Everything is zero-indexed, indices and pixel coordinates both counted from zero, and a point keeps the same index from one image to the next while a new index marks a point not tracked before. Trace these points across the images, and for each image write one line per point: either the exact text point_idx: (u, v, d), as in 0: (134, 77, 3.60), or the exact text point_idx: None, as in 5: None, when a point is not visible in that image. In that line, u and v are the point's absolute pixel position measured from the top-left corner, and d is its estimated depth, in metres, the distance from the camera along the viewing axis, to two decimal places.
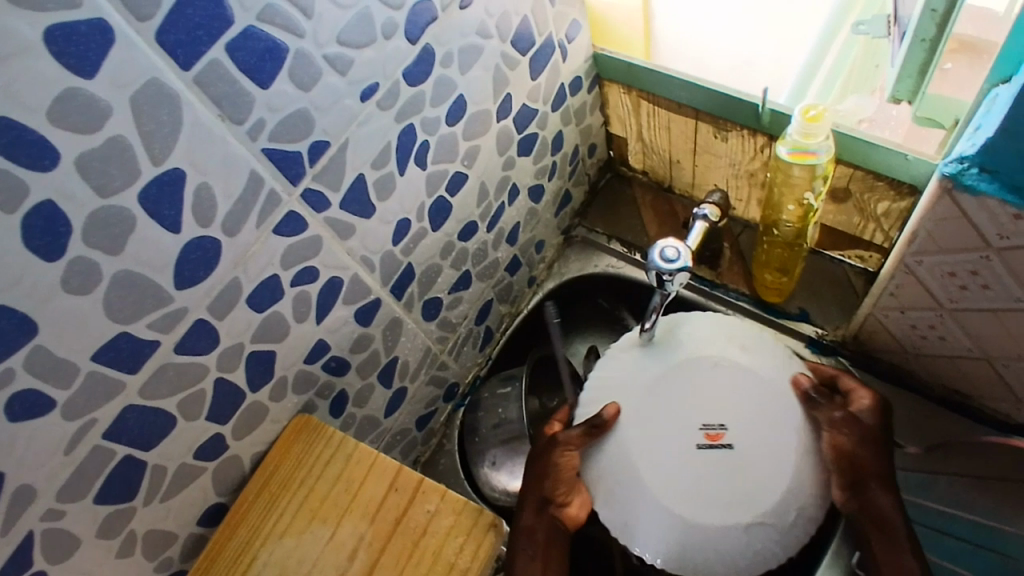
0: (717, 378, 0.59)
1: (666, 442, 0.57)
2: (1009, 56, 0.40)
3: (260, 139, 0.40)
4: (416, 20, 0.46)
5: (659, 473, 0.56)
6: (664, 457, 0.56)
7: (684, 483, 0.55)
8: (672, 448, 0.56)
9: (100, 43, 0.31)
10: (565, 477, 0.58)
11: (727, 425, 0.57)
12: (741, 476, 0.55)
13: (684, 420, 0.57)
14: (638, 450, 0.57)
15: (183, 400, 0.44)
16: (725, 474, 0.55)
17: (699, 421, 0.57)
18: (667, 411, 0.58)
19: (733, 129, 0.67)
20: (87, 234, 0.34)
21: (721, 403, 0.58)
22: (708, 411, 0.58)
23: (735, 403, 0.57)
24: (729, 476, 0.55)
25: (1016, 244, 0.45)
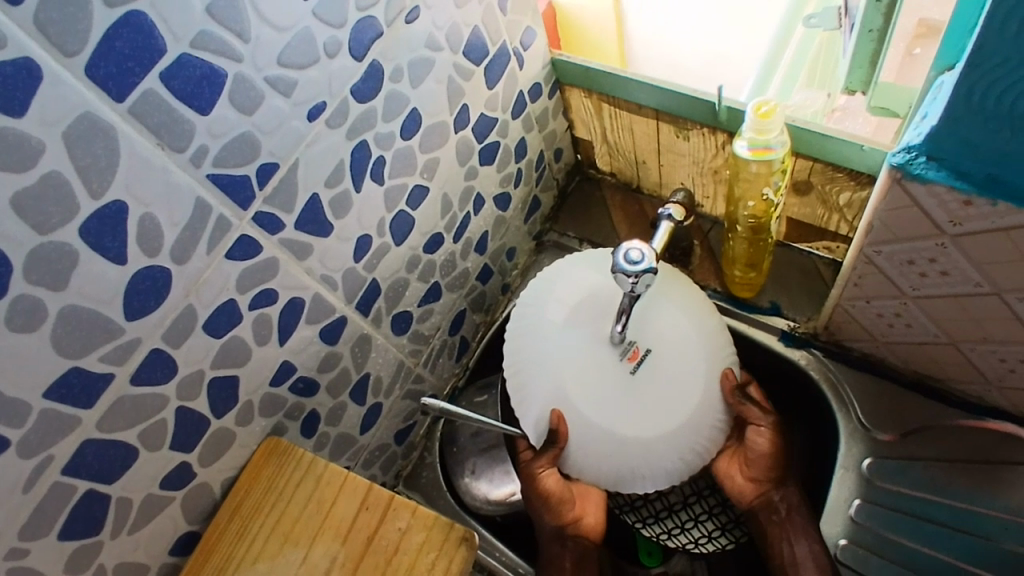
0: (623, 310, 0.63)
1: (602, 384, 0.60)
2: (948, 44, 0.40)
3: (204, 165, 0.40)
4: (360, 37, 0.46)
5: (600, 405, 0.60)
6: (605, 395, 0.60)
7: (633, 410, 0.59)
8: (606, 382, 0.60)
9: (26, 81, 0.31)
10: (561, 495, 0.64)
11: (637, 341, 0.61)
12: (676, 388, 0.60)
13: (604, 354, 0.61)
14: (576, 397, 0.60)
15: (143, 431, 0.44)
16: (658, 383, 0.60)
17: (617, 350, 0.61)
18: (587, 355, 0.61)
19: (694, 128, 0.67)
20: (28, 272, 0.34)
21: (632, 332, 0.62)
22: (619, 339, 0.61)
23: (647, 330, 0.62)
24: (670, 392, 0.60)
25: (970, 231, 0.45)
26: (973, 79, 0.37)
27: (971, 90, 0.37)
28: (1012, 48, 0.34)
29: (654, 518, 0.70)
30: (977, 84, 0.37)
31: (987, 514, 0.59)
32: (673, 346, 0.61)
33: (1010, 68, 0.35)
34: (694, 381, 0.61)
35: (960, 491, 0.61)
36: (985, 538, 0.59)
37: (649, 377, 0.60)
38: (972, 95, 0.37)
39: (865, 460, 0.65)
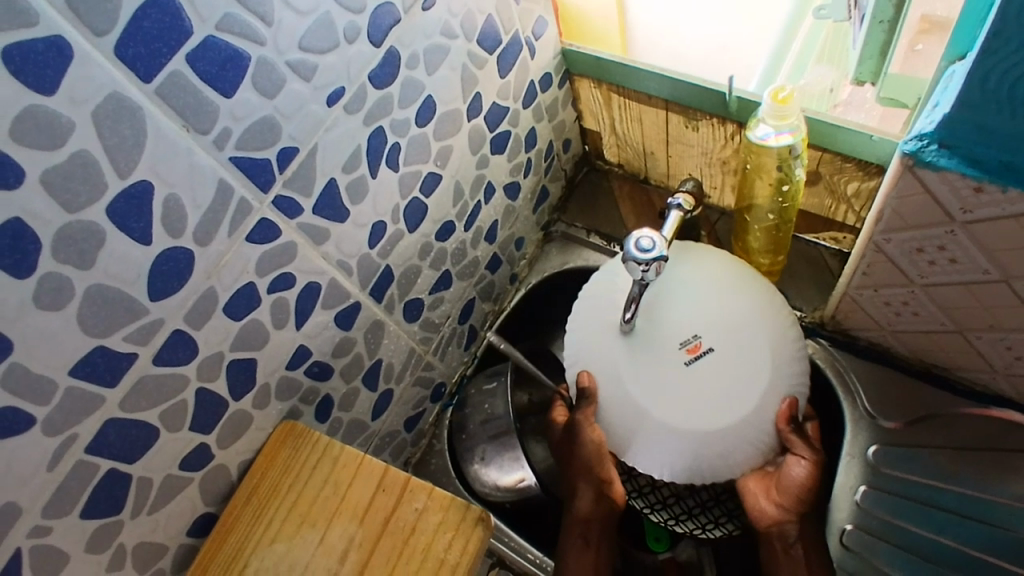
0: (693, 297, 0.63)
1: (658, 369, 0.61)
2: (961, 32, 0.41)
3: (227, 148, 0.40)
4: (378, 23, 0.47)
5: (657, 399, 0.60)
6: (657, 382, 0.60)
7: (682, 400, 0.60)
8: (665, 374, 0.60)
9: (57, 60, 0.31)
10: (601, 456, 0.65)
11: (700, 334, 0.61)
12: (730, 390, 0.59)
13: (664, 346, 0.61)
14: (633, 389, 0.61)
15: (164, 412, 0.44)
16: (716, 377, 0.60)
17: (680, 339, 0.61)
18: (651, 336, 0.61)
19: (703, 118, 0.68)
20: (57, 250, 0.35)
21: (700, 322, 0.61)
22: (681, 331, 0.61)
23: (714, 324, 0.61)
24: (721, 392, 0.59)
25: (980, 217, 0.46)
26: (987, 66, 0.37)
27: (985, 76, 0.38)
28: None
29: (662, 504, 0.71)
30: (990, 71, 0.37)
31: (994, 499, 0.60)
32: (739, 351, 0.60)
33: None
34: (752, 388, 0.60)
35: (970, 478, 0.61)
36: (993, 524, 0.60)
37: (703, 373, 0.60)
38: (986, 82, 0.38)
39: (871, 447, 0.66)
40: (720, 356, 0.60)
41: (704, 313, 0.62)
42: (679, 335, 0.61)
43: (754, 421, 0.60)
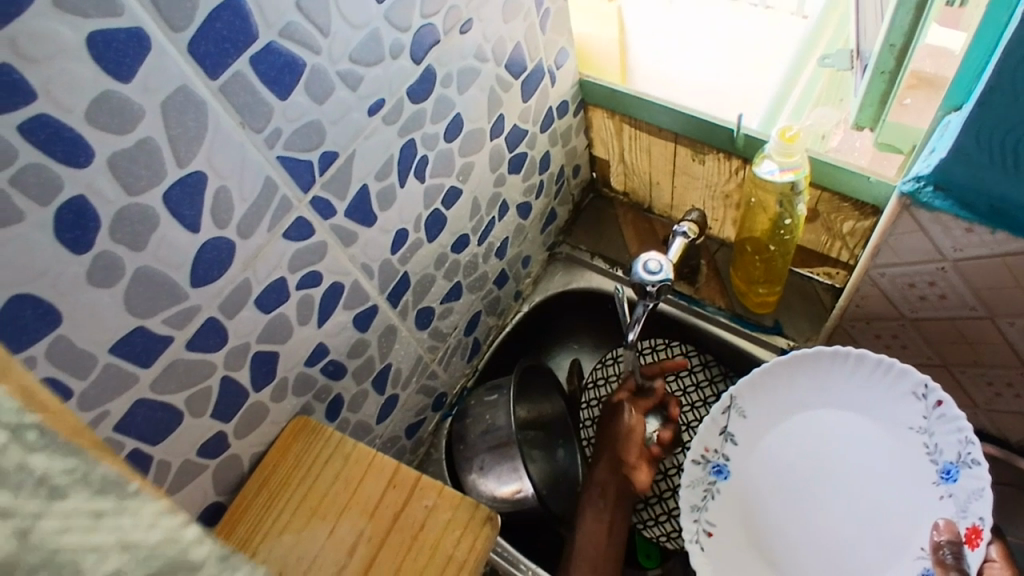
0: (805, 436, 0.67)
1: (766, 482, 0.67)
2: (958, 87, 0.45)
3: (276, 147, 0.43)
4: (420, 42, 0.50)
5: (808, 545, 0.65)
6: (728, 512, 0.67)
7: (800, 490, 0.66)
8: (803, 533, 0.66)
9: (137, 50, 0.34)
10: (629, 439, 0.70)
11: (770, 464, 0.67)
12: (852, 446, 0.66)
13: (793, 507, 0.66)
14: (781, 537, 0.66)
15: (191, 397, 0.46)
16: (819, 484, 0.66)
17: (709, 478, 0.67)
18: (739, 486, 0.67)
19: (710, 153, 0.71)
20: (113, 230, 0.36)
21: (751, 402, 0.67)
22: (792, 481, 0.67)
23: (816, 469, 0.66)
24: (822, 479, 0.66)
25: (969, 256, 0.49)
26: (980, 116, 0.41)
27: (979, 126, 0.42)
28: (1019, 91, 0.39)
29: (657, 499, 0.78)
30: (985, 122, 0.41)
31: None
32: (777, 410, 0.67)
33: (1015, 108, 0.40)
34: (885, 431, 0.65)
35: None
36: None
37: (793, 453, 0.67)
38: (980, 131, 0.42)
39: None
40: (806, 454, 0.67)
41: (807, 422, 0.67)
42: (778, 498, 0.67)
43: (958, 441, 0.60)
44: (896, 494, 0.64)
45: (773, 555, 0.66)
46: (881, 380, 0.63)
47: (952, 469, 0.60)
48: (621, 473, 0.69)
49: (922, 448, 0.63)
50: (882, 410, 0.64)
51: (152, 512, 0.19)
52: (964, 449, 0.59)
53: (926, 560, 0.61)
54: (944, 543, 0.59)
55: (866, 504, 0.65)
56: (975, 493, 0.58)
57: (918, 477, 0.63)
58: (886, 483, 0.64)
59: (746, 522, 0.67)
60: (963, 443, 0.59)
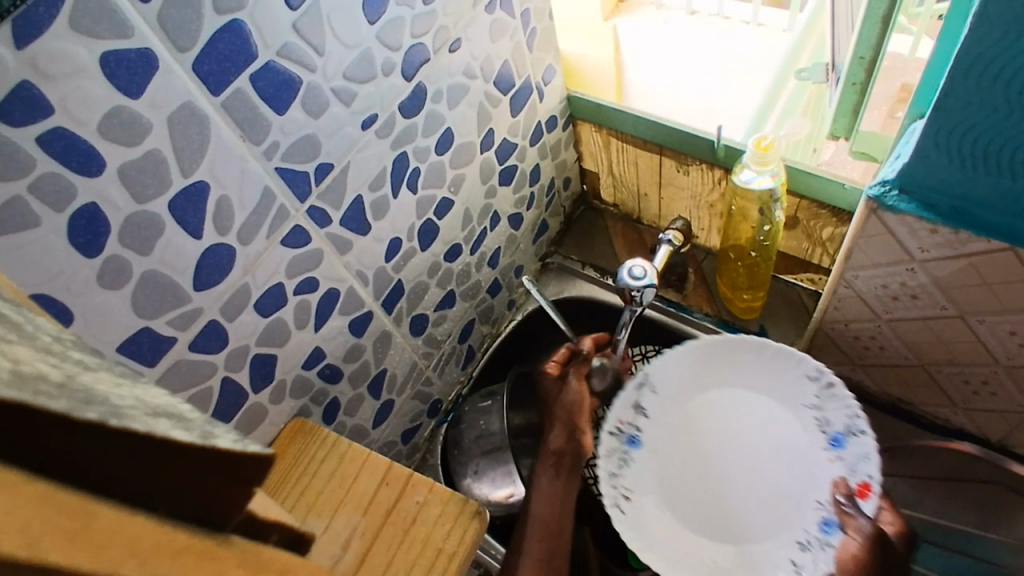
0: (719, 410, 0.70)
1: (673, 462, 0.69)
2: (920, 95, 0.47)
3: (274, 159, 0.46)
4: (411, 60, 0.53)
5: (722, 508, 0.67)
6: (648, 477, 0.68)
7: (723, 468, 0.68)
8: (711, 497, 0.68)
9: (146, 69, 0.37)
10: (579, 410, 0.69)
11: (688, 435, 0.70)
12: (747, 425, 0.69)
13: (699, 475, 0.68)
14: (692, 500, 0.68)
15: (193, 396, 0.48)
16: (720, 454, 0.69)
17: (633, 452, 0.68)
18: (664, 465, 0.69)
19: (694, 164, 0.74)
20: (122, 236, 0.39)
21: (660, 376, 0.69)
22: (699, 453, 0.69)
23: (712, 442, 0.69)
24: (741, 455, 0.68)
25: (935, 256, 0.52)
26: (937, 122, 0.44)
27: (938, 131, 0.44)
28: (972, 97, 0.41)
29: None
30: (942, 127, 0.44)
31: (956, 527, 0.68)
32: (679, 398, 0.70)
33: (970, 114, 0.42)
34: (780, 401, 0.68)
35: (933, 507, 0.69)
36: (956, 550, 0.68)
37: (715, 434, 0.69)
38: (938, 136, 0.44)
39: None
40: (708, 426, 0.70)
41: (684, 406, 0.70)
42: (694, 465, 0.69)
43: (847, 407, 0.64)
44: (785, 459, 0.67)
45: (694, 519, 0.67)
46: (783, 360, 0.66)
47: (841, 438, 0.64)
48: (576, 441, 0.67)
49: (812, 417, 0.66)
50: (770, 381, 0.68)
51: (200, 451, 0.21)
52: (852, 420, 0.63)
53: (824, 512, 0.64)
54: (845, 500, 0.62)
55: (781, 478, 0.67)
56: (862, 456, 0.62)
57: (811, 445, 0.66)
58: (773, 445, 0.68)
59: (679, 498, 0.68)
60: (850, 414, 0.63)
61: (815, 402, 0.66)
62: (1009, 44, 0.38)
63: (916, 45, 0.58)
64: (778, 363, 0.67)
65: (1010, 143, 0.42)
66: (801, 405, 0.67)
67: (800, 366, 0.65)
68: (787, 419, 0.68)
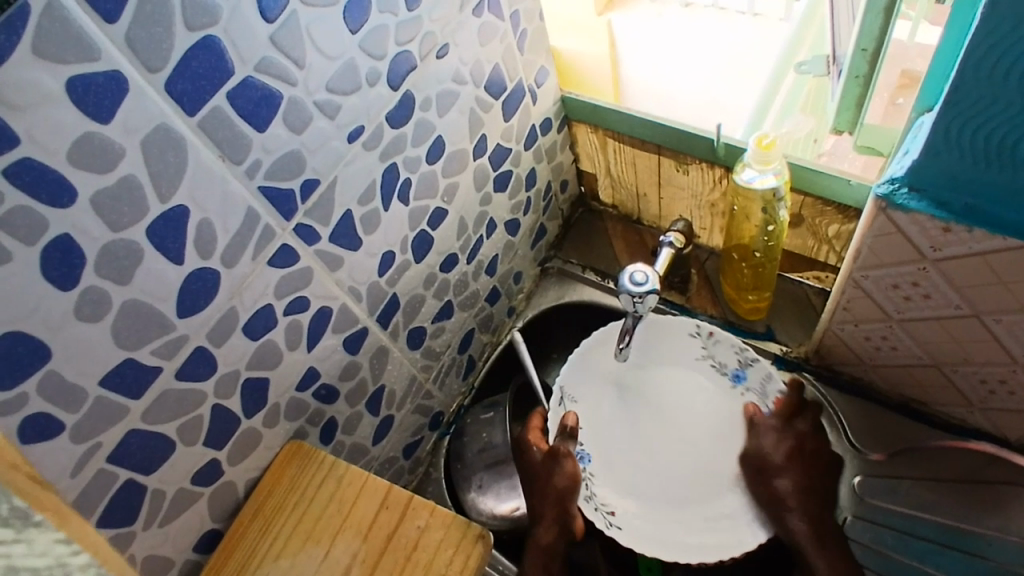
0: (633, 391, 0.75)
1: (609, 445, 0.73)
2: (927, 88, 0.45)
3: (257, 177, 0.44)
4: (397, 69, 0.51)
5: (682, 467, 0.71)
6: (609, 467, 0.72)
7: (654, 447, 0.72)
8: (668, 462, 0.72)
9: (115, 93, 0.35)
10: (573, 492, 0.65)
11: (621, 427, 0.74)
12: (659, 387, 0.74)
13: (649, 445, 0.73)
14: (654, 476, 0.71)
15: (182, 426, 0.46)
16: (653, 416, 0.74)
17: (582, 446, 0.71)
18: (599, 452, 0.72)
19: (693, 163, 0.72)
20: (99, 266, 0.37)
21: (574, 385, 0.73)
22: (641, 430, 0.73)
23: (642, 412, 0.74)
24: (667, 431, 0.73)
25: (948, 255, 0.50)
26: (948, 116, 0.42)
27: (947, 127, 0.42)
28: (985, 89, 0.39)
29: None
30: (954, 122, 0.42)
31: (971, 529, 0.63)
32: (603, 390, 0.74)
33: (980, 108, 0.40)
34: (680, 362, 0.74)
35: (945, 508, 0.65)
36: (973, 553, 0.63)
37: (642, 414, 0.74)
38: (950, 131, 0.42)
39: (856, 477, 0.68)
40: (632, 405, 0.74)
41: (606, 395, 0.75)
42: (642, 440, 0.73)
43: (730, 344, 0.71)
44: (708, 408, 0.73)
45: (663, 494, 0.70)
46: (661, 331, 0.73)
47: (740, 372, 0.71)
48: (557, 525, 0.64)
49: (715, 371, 0.73)
50: (674, 348, 0.74)
51: (46, 541, 0.22)
52: (743, 353, 0.70)
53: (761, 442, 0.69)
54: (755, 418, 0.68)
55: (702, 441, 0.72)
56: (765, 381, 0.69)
57: (720, 386, 0.73)
58: (693, 403, 0.73)
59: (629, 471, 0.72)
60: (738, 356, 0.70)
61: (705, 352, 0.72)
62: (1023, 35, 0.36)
63: (914, 30, 0.56)
64: (667, 330, 0.73)
65: None
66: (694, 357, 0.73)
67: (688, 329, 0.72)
68: (693, 372, 0.74)
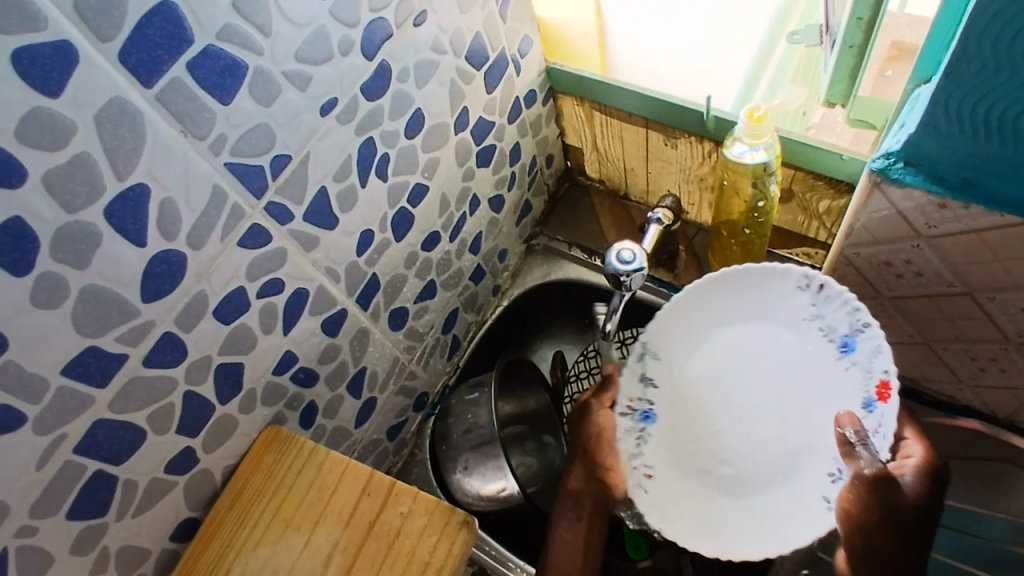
0: (727, 343, 0.63)
1: (694, 403, 0.64)
2: (925, 58, 0.43)
3: (223, 154, 0.41)
4: (372, 37, 0.48)
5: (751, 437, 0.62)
6: (677, 424, 0.63)
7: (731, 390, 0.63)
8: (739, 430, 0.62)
9: (64, 63, 0.32)
10: (602, 441, 0.63)
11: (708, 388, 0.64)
12: (748, 344, 0.62)
13: (735, 406, 0.63)
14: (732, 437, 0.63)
15: (152, 414, 0.45)
16: (744, 380, 0.63)
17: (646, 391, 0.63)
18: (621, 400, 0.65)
19: (682, 136, 0.70)
20: (54, 250, 0.35)
21: (659, 338, 0.62)
22: (757, 380, 0.63)
23: (735, 367, 0.63)
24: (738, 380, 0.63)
25: (943, 232, 0.48)
26: (947, 88, 0.40)
27: (947, 98, 0.40)
28: (987, 60, 0.38)
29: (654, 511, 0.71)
30: (954, 94, 0.40)
31: (962, 508, 0.64)
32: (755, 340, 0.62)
33: (982, 80, 0.39)
34: (771, 317, 0.61)
35: (935, 484, 0.66)
36: (966, 531, 0.64)
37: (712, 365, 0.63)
38: (949, 104, 0.41)
39: None
40: (718, 352, 0.63)
41: (700, 337, 0.63)
42: (723, 405, 0.63)
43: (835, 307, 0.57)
44: (795, 375, 0.62)
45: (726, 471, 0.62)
46: (772, 278, 0.59)
47: (850, 342, 0.57)
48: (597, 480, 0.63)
49: (822, 336, 0.59)
50: (783, 297, 0.60)
51: None
52: (855, 317, 0.56)
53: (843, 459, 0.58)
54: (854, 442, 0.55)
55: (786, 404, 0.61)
56: (873, 352, 0.55)
57: (822, 354, 0.60)
58: (784, 358, 0.62)
59: (708, 428, 0.63)
60: (851, 309, 0.56)
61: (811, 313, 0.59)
62: None
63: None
64: (768, 280, 0.59)
65: None
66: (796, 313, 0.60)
67: (790, 274, 0.58)
68: (790, 330, 0.61)
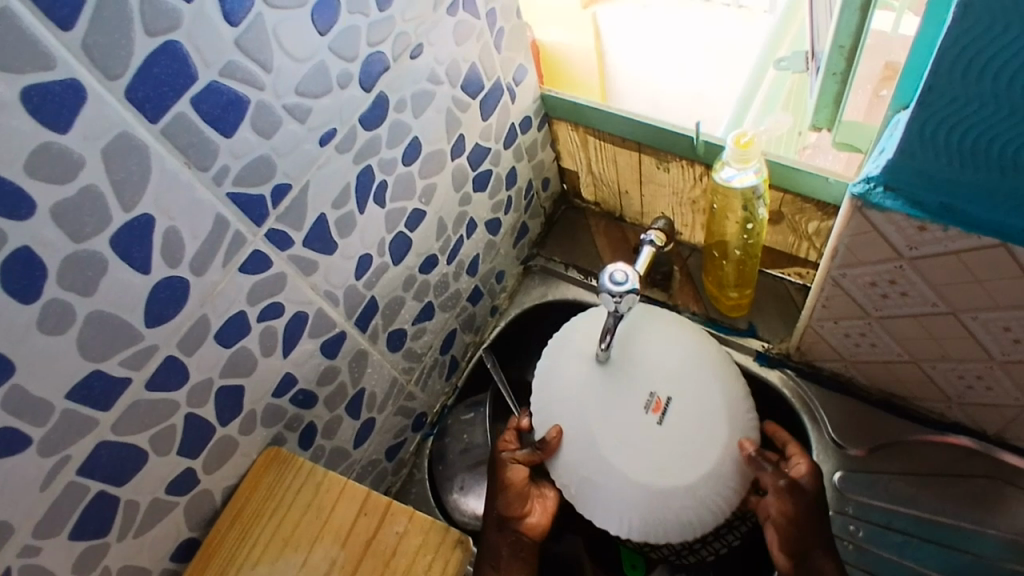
0: (606, 415, 0.62)
1: (615, 407, 0.62)
2: (903, 86, 0.45)
3: (225, 184, 0.43)
4: (369, 70, 0.50)
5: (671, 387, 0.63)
6: (621, 418, 0.61)
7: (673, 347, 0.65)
8: (654, 389, 0.63)
9: (73, 101, 0.34)
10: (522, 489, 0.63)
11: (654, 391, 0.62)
12: (605, 415, 0.62)
13: (631, 401, 0.62)
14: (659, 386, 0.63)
15: (154, 435, 0.46)
16: (617, 407, 0.62)
17: (641, 402, 0.62)
18: (602, 462, 0.61)
19: (673, 160, 0.72)
20: (62, 277, 0.37)
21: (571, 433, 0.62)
22: (631, 399, 0.62)
23: (614, 414, 0.61)
24: (703, 390, 0.63)
25: (924, 254, 0.50)
26: (922, 117, 0.41)
27: (922, 126, 0.42)
28: (958, 91, 0.39)
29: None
30: (928, 122, 0.41)
31: (950, 524, 0.64)
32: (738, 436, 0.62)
33: (954, 109, 0.40)
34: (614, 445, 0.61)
35: (924, 502, 0.65)
36: (949, 546, 0.64)
37: (642, 376, 0.63)
38: (924, 131, 0.42)
39: (837, 472, 0.68)
40: (616, 404, 0.62)
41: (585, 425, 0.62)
42: (639, 397, 0.62)
43: (630, 442, 0.61)
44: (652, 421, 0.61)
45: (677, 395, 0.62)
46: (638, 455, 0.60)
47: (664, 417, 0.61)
48: (512, 529, 0.62)
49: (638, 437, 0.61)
50: (624, 449, 0.60)
51: None
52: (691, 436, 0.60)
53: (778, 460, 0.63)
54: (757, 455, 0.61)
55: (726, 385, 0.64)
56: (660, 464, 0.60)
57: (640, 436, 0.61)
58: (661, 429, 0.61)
59: (631, 389, 0.62)
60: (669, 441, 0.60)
61: (647, 444, 0.61)
62: (996, 35, 0.35)
63: (898, 21, 0.56)
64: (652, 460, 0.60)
65: (998, 140, 0.40)
66: (624, 449, 0.60)
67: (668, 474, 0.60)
68: (619, 448, 0.61)
